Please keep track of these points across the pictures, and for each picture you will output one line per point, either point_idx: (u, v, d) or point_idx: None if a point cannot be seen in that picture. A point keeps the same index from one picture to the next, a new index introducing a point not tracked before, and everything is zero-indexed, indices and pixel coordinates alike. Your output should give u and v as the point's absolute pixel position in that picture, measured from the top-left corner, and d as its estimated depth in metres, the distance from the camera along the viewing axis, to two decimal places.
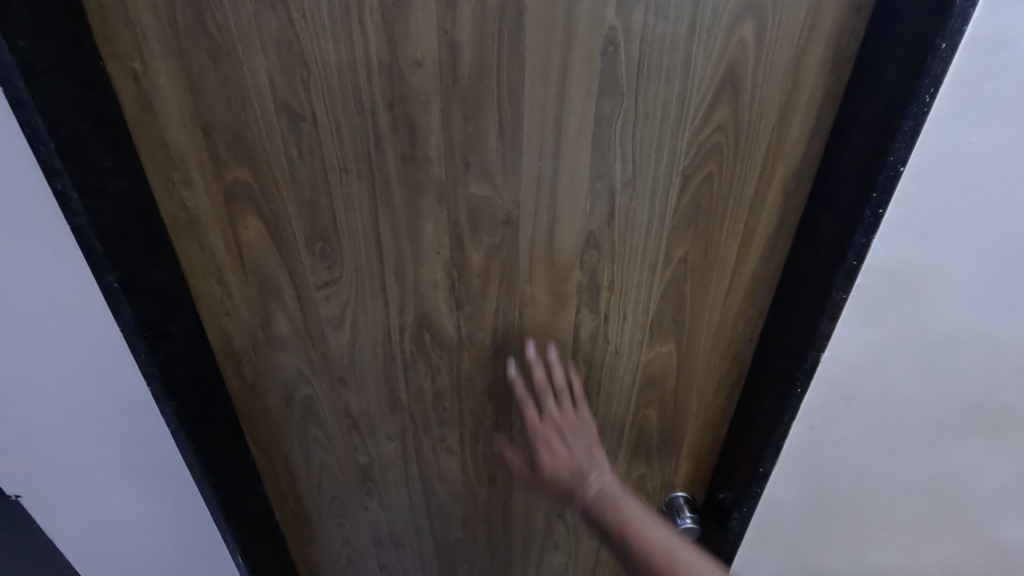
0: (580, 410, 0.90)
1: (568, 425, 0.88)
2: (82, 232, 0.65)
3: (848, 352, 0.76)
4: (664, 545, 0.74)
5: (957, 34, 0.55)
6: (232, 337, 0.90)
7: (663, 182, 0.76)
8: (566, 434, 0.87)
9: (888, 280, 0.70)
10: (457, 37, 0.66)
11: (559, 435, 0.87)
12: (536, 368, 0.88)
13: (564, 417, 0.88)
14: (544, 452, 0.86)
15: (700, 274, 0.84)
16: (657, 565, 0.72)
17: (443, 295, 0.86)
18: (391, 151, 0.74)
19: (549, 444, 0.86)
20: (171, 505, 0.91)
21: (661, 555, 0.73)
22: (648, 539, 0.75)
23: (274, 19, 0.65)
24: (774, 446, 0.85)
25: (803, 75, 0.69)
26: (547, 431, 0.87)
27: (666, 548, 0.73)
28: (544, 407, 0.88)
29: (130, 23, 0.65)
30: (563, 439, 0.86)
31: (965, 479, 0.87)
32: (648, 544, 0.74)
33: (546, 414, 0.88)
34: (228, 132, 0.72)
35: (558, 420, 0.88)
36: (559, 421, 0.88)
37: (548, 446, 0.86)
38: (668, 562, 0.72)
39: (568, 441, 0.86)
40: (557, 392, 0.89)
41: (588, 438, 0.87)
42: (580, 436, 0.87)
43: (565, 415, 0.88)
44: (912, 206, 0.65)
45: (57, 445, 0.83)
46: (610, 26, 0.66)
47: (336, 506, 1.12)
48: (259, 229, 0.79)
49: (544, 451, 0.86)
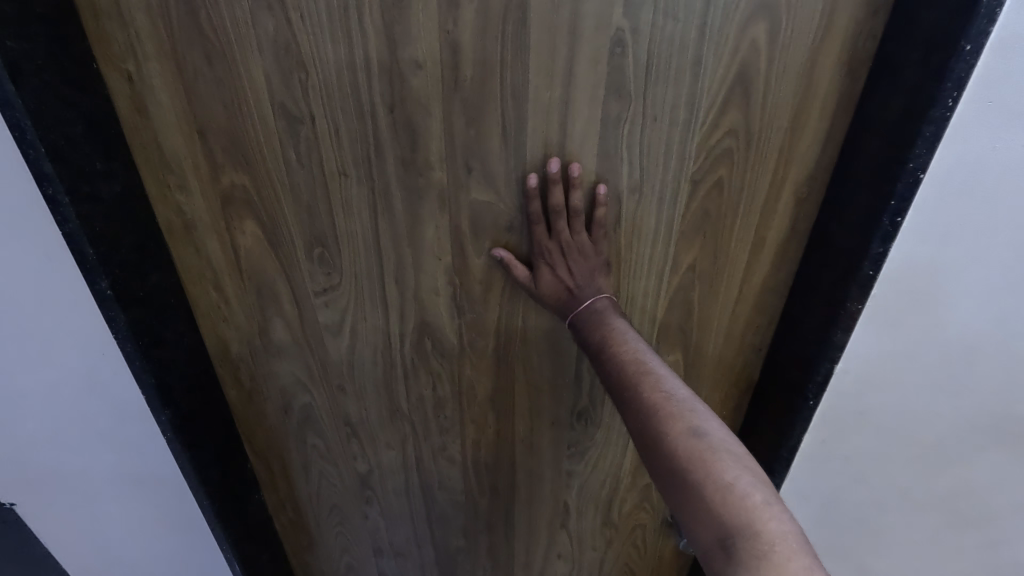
0: (596, 235, 0.74)
1: (575, 249, 0.74)
2: (74, 238, 0.62)
3: (862, 364, 0.73)
4: (640, 360, 0.61)
5: (983, 35, 0.53)
6: (229, 343, 0.88)
7: (671, 187, 0.74)
8: (570, 261, 0.74)
9: (905, 290, 0.67)
10: (458, 37, 0.64)
11: (560, 258, 0.74)
12: (554, 186, 0.71)
13: (575, 243, 0.74)
14: (543, 271, 0.75)
15: (709, 281, 0.82)
16: (625, 372, 0.61)
17: (445, 302, 0.84)
18: (391, 155, 0.72)
19: (548, 264, 0.74)
20: (168, 514, 0.90)
21: (633, 366, 0.61)
22: (625, 350, 0.63)
23: (271, 19, 0.63)
24: (784, 459, 0.83)
25: (816, 78, 0.67)
26: (551, 247, 0.74)
27: (640, 363, 0.61)
28: (554, 225, 0.73)
29: (124, 23, 0.63)
30: (565, 265, 0.74)
31: (984, 494, 0.83)
32: (622, 355, 0.63)
33: (555, 231, 0.73)
34: (223, 135, 0.70)
35: (567, 242, 0.73)
36: (569, 242, 0.73)
37: (550, 266, 0.75)
38: (638, 373, 0.60)
39: (570, 268, 0.74)
40: (573, 213, 0.73)
41: (592, 261, 0.75)
42: (584, 259, 0.74)
43: (576, 239, 0.74)
44: (932, 214, 0.62)
45: (51, 453, 0.81)
46: (617, 26, 0.64)
47: (335, 514, 1.11)
48: (256, 234, 0.78)
49: (543, 273, 0.75)
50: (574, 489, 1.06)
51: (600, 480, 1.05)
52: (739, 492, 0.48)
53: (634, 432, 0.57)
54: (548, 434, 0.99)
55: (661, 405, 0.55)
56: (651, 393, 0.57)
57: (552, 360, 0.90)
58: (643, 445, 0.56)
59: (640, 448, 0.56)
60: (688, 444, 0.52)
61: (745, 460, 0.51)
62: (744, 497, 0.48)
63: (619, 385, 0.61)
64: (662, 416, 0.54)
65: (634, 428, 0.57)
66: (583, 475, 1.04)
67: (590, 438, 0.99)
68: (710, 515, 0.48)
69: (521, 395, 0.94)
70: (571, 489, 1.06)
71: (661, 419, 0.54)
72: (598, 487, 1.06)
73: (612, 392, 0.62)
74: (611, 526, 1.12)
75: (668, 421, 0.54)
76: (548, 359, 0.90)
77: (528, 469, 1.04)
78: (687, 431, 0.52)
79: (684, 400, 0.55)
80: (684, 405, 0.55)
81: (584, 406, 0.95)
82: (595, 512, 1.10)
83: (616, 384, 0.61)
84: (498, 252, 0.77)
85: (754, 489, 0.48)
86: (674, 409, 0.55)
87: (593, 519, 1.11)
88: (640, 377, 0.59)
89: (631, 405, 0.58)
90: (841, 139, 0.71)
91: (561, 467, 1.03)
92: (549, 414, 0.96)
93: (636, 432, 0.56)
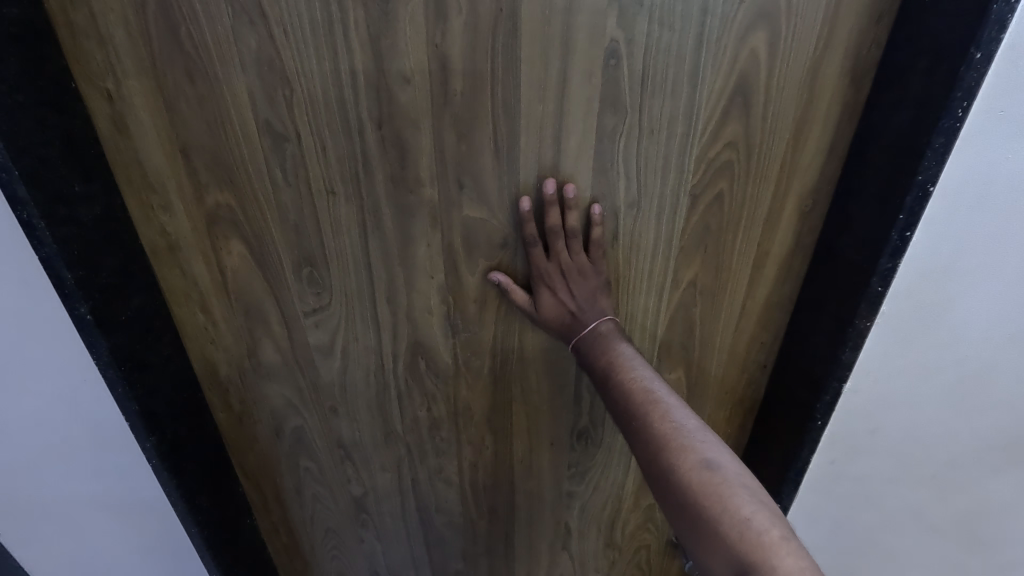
0: (596, 256, 0.72)
1: (576, 271, 0.71)
2: (51, 263, 0.60)
3: (872, 383, 0.71)
4: (647, 388, 0.59)
5: (994, 42, 0.50)
6: (218, 366, 0.85)
7: (669, 202, 0.72)
8: (572, 283, 0.71)
9: (915, 306, 0.65)
10: (447, 51, 0.62)
11: (562, 281, 0.71)
12: (550, 208, 0.69)
13: (574, 265, 0.71)
14: (544, 294, 0.72)
15: (710, 297, 0.80)
16: (632, 401, 0.58)
17: (438, 322, 0.81)
18: (380, 172, 0.69)
19: (549, 287, 0.71)
20: (157, 543, 0.87)
21: (640, 394, 0.58)
22: (632, 378, 0.61)
23: (253, 35, 0.61)
24: (792, 481, 0.79)
25: (818, 87, 0.65)
26: (551, 270, 0.71)
27: (647, 392, 0.58)
28: (552, 246, 0.70)
29: (102, 41, 0.61)
30: (566, 288, 0.71)
31: (1002, 515, 0.80)
32: (628, 384, 0.60)
33: (554, 253, 0.71)
34: (207, 154, 0.68)
35: (567, 265, 0.71)
36: (568, 264, 0.71)
37: (550, 288, 0.72)
38: (645, 402, 0.57)
39: (572, 291, 0.71)
40: (571, 234, 0.70)
41: (593, 282, 0.72)
42: (585, 281, 0.71)
43: (575, 260, 0.71)
44: (942, 229, 0.60)
45: (33, 484, 0.78)
46: (611, 37, 0.62)
47: (330, 538, 1.07)
48: (243, 255, 0.75)
49: (544, 297, 0.72)
50: (575, 510, 1.03)
51: (602, 500, 1.02)
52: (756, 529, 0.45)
53: (644, 465, 0.54)
54: (547, 454, 0.96)
55: (670, 437, 0.53)
56: (659, 422, 0.54)
57: (550, 379, 0.87)
58: (653, 478, 0.53)
59: (651, 481, 0.53)
60: (701, 479, 0.49)
61: (760, 493, 0.48)
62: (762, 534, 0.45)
63: (626, 416, 0.58)
64: (671, 449, 0.52)
65: (643, 458, 0.54)
66: (584, 495, 1.01)
67: (590, 458, 0.96)
68: (727, 554, 0.45)
69: (518, 415, 0.91)
70: (572, 510, 1.03)
71: (671, 452, 0.51)
72: (601, 507, 1.03)
73: (621, 423, 0.59)
74: (614, 548, 1.09)
75: (679, 454, 0.51)
76: (546, 378, 0.87)
77: (528, 489, 1.01)
78: (699, 464, 0.50)
79: (693, 432, 0.53)
80: (693, 436, 0.52)
81: (584, 425, 0.92)
82: (597, 533, 1.07)
83: (624, 415, 0.59)
84: (495, 276, 0.75)
85: (771, 525, 0.45)
86: (683, 441, 0.52)
87: (596, 540, 1.08)
88: (647, 407, 0.56)
89: (639, 437, 0.55)
90: (845, 151, 0.69)
91: (561, 488, 1.00)
92: (548, 434, 0.94)
93: (646, 466, 0.54)
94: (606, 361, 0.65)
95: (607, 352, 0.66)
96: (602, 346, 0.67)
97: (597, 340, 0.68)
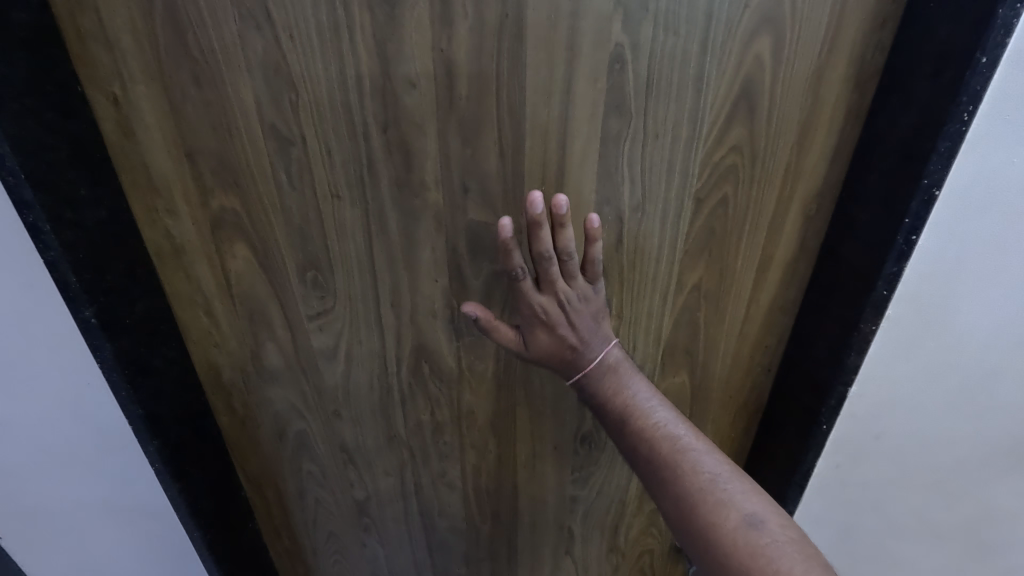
0: (592, 277, 0.67)
1: (574, 302, 0.67)
2: (57, 266, 0.60)
3: (877, 387, 0.70)
4: (673, 436, 0.60)
5: (999, 47, 0.51)
6: (221, 369, 0.85)
7: (674, 206, 0.72)
8: (571, 316, 0.67)
9: (920, 311, 0.65)
10: (453, 55, 0.62)
11: (559, 315, 0.67)
12: (539, 230, 0.61)
13: (570, 293, 0.66)
14: (537, 332, 0.68)
15: (715, 301, 0.79)
16: (659, 452, 0.59)
17: (442, 325, 0.81)
18: (385, 176, 0.69)
19: (545, 325, 0.68)
20: (159, 546, 0.86)
21: (667, 444, 0.59)
22: (654, 425, 0.61)
23: (260, 40, 0.61)
24: (797, 485, 0.79)
25: (823, 91, 0.65)
26: (545, 302, 0.66)
27: (674, 440, 0.59)
28: (546, 275, 0.65)
29: (109, 45, 0.61)
30: (565, 322, 0.67)
31: (1007, 520, 0.80)
32: (653, 432, 0.61)
33: (547, 283, 0.65)
34: (212, 158, 0.68)
35: (564, 295, 0.66)
36: (565, 295, 0.66)
37: (546, 325, 0.68)
38: (674, 453, 0.58)
39: (572, 326, 0.68)
40: (565, 257, 0.64)
41: (594, 308, 0.68)
42: (583, 310, 0.68)
43: (572, 287, 0.66)
44: (946, 232, 0.60)
45: (35, 487, 0.78)
46: (617, 42, 0.62)
47: (332, 542, 1.07)
48: (247, 258, 0.75)
49: (540, 334, 0.68)
50: (579, 515, 1.03)
51: (605, 505, 1.02)
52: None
53: (679, 521, 0.55)
54: (550, 459, 0.96)
55: (707, 493, 0.54)
56: (692, 477, 0.55)
57: (553, 383, 0.87)
58: (692, 535, 0.54)
59: (689, 537, 0.54)
60: (746, 538, 0.50)
61: (803, 548, 0.50)
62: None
63: (654, 466, 0.59)
64: (710, 505, 0.53)
65: (678, 513, 0.55)
66: (587, 500, 1.01)
67: (594, 463, 0.96)
68: None
69: (521, 419, 0.91)
70: (575, 514, 1.03)
71: (711, 510, 0.53)
72: (603, 512, 1.02)
73: (648, 473, 0.60)
74: (618, 553, 1.09)
75: (718, 511, 0.52)
76: (550, 381, 0.87)
77: (531, 494, 1.00)
78: (741, 522, 0.51)
79: (728, 485, 0.54)
80: (729, 490, 0.54)
81: (587, 430, 0.92)
82: (600, 538, 1.06)
83: (651, 464, 0.59)
84: (471, 310, 0.68)
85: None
86: (721, 496, 0.53)
87: (599, 545, 1.08)
88: (677, 457, 0.57)
89: (671, 490, 0.56)
90: (849, 155, 0.69)
91: (564, 493, 1.00)
92: (551, 439, 0.93)
93: (682, 522, 0.54)
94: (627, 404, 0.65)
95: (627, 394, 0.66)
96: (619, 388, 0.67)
97: (613, 380, 0.67)
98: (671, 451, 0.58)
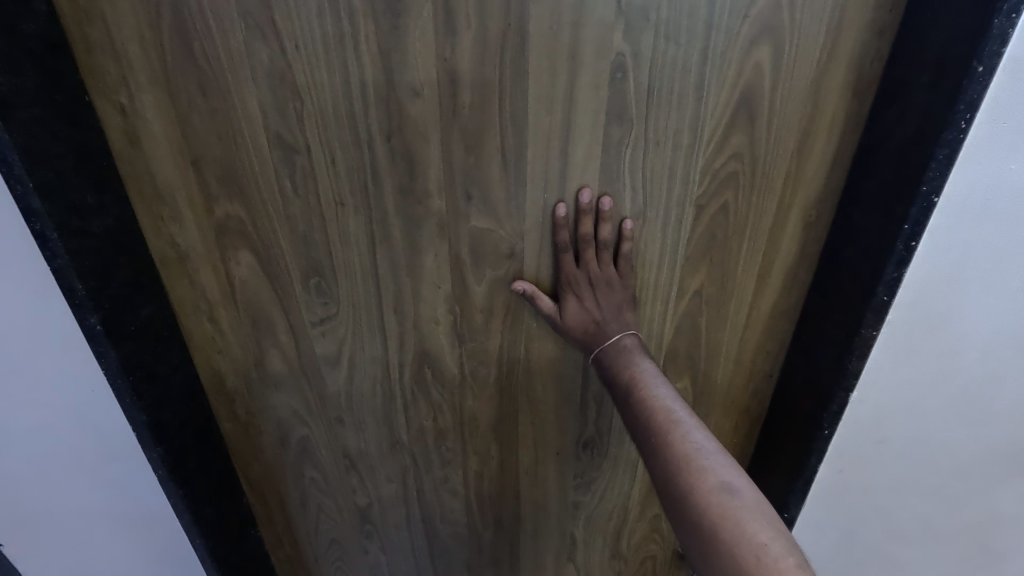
0: (623, 269, 0.73)
1: (603, 282, 0.72)
2: (63, 273, 0.60)
3: (879, 391, 0.71)
4: (667, 407, 0.59)
5: (996, 56, 0.51)
6: (224, 375, 0.85)
7: (675, 213, 0.72)
8: (598, 293, 0.72)
9: (921, 315, 0.65)
10: (456, 64, 0.63)
11: (589, 290, 0.72)
12: (585, 216, 0.70)
13: (603, 275, 0.72)
14: (569, 302, 0.72)
15: (716, 307, 0.80)
16: (650, 419, 0.58)
17: (445, 331, 0.82)
18: (389, 184, 0.70)
19: (576, 295, 0.72)
20: (161, 553, 0.86)
21: (659, 412, 0.58)
22: (650, 394, 0.61)
23: (266, 50, 0.62)
24: (799, 491, 0.79)
25: (821, 100, 0.66)
26: (579, 277, 0.72)
27: (667, 411, 0.58)
28: (583, 255, 0.71)
29: (117, 55, 0.62)
30: (593, 297, 0.72)
31: (1007, 525, 0.79)
32: (647, 400, 0.60)
33: (584, 262, 0.71)
34: (218, 165, 0.69)
35: (596, 274, 0.72)
36: (597, 274, 0.72)
37: (577, 297, 0.72)
38: (665, 420, 0.57)
39: (598, 300, 0.71)
40: (602, 244, 0.71)
41: (619, 295, 0.72)
42: (611, 293, 0.72)
43: (604, 270, 0.72)
44: (946, 237, 0.60)
45: (39, 493, 0.78)
46: (618, 51, 0.63)
47: (334, 549, 1.07)
48: (251, 265, 0.76)
49: (570, 305, 0.72)
50: (581, 521, 1.03)
51: (607, 511, 1.02)
52: (783, 565, 0.45)
53: (659, 483, 0.55)
54: (553, 465, 0.96)
55: (689, 458, 0.53)
56: (678, 443, 0.55)
57: (556, 388, 0.88)
58: (668, 499, 0.53)
59: (666, 500, 0.54)
60: (720, 503, 0.50)
61: (779, 524, 0.49)
62: (784, 566, 0.45)
63: (643, 431, 0.58)
64: (690, 470, 0.52)
65: (659, 476, 0.55)
66: (590, 505, 1.01)
67: (596, 468, 0.96)
68: None
69: (524, 425, 0.91)
70: (578, 520, 1.03)
71: (690, 474, 0.52)
72: (606, 517, 1.02)
73: (636, 438, 0.59)
74: (620, 559, 1.08)
75: (698, 476, 0.52)
76: (552, 386, 0.87)
77: (533, 500, 1.00)
78: (718, 488, 0.50)
79: (712, 454, 0.53)
80: (713, 459, 0.53)
81: (590, 435, 0.92)
82: (602, 545, 1.06)
83: (641, 430, 0.59)
84: (521, 285, 0.75)
85: (791, 557, 0.46)
86: (703, 463, 0.52)
87: (601, 552, 1.07)
88: (667, 425, 0.57)
89: (655, 454, 0.56)
90: (849, 162, 0.70)
91: (566, 499, 1.00)
92: (554, 444, 0.94)
93: (659, 484, 0.54)
94: (625, 374, 0.65)
95: (628, 365, 0.66)
96: (621, 359, 0.67)
97: (616, 351, 0.68)
98: (661, 416, 0.58)
